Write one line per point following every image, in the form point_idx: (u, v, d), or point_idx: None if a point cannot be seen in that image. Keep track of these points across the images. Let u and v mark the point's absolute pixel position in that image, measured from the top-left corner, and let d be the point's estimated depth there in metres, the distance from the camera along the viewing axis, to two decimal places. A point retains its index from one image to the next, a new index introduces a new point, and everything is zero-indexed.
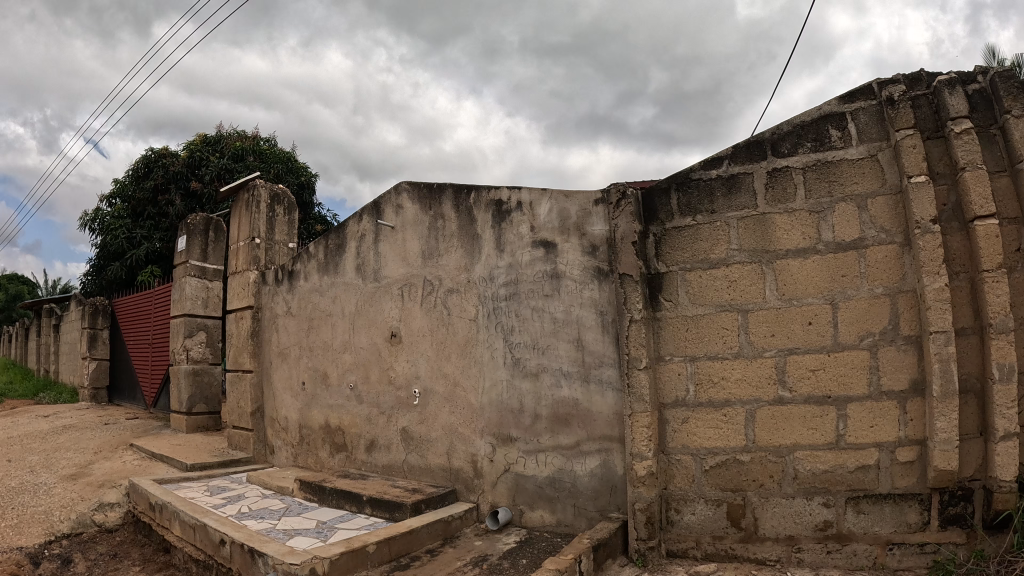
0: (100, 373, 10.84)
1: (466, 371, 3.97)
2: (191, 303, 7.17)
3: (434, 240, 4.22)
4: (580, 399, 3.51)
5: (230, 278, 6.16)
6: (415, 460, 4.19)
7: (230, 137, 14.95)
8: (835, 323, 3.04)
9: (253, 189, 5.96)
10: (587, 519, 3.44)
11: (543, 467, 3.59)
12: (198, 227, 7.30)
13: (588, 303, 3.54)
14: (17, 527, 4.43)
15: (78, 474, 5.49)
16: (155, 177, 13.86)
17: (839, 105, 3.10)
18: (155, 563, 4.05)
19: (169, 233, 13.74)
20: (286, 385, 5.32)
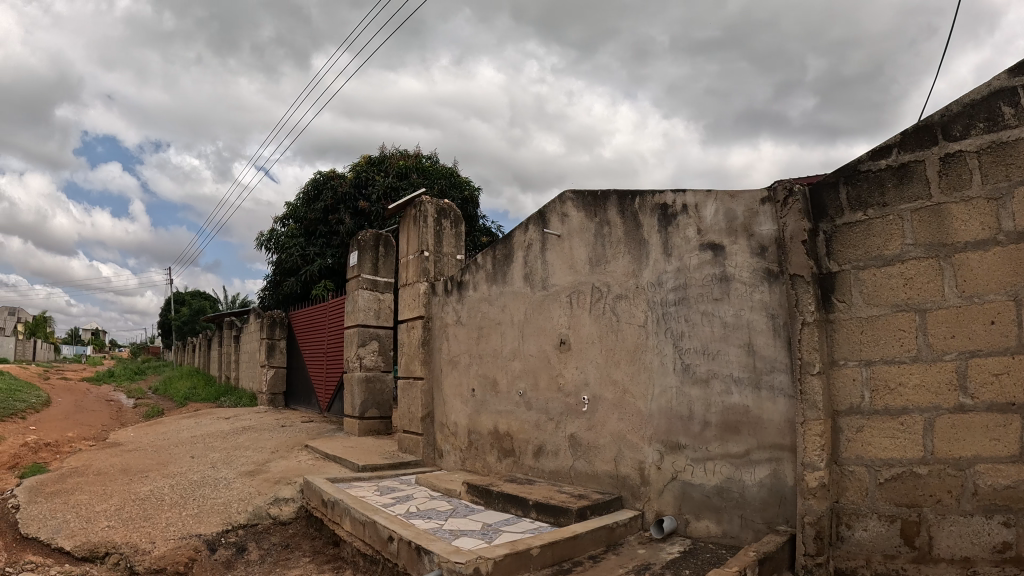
0: (278, 380, 11.59)
1: (635, 377, 3.92)
2: (364, 314, 7.53)
3: (601, 246, 4.21)
4: (751, 406, 3.37)
5: (400, 289, 6.41)
6: (582, 467, 4.19)
7: (394, 156, 15.54)
8: (1019, 322, 2.72)
9: (420, 204, 6.17)
10: (754, 531, 3.30)
11: (710, 475, 3.49)
12: (368, 243, 7.59)
13: (759, 306, 3.41)
14: (199, 516, 4.79)
15: (256, 471, 5.87)
16: (325, 199, 15.04)
17: (1010, 80, 2.78)
18: (324, 555, 4.26)
19: (340, 250, 14.72)
20: (456, 392, 5.46)
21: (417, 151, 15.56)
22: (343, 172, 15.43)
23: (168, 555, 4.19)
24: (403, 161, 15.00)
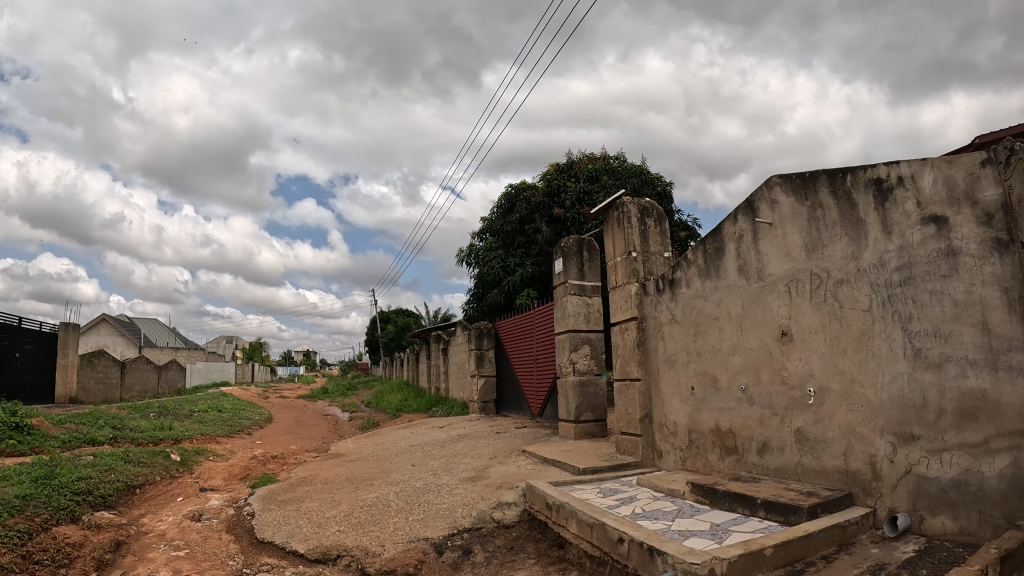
0: (488, 389, 11.99)
1: (863, 366, 3.72)
2: (574, 319, 7.64)
3: (817, 231, 4.07)
4: (989, 389, 3.11)
5: (611, 292, 6.49)
6: (810, 463, 4.02)
7: (582, 161, 16.85)
8: None
9: (622, 206, 6.28)
10: (994, 527, 3.04)
11: (947, 468, 3.24)
12: (572, 249, 7.77)
13: (991, 279, 3.17)
14: (427, 521, 5.14)
15: (477, 476, 6.09)
16: (520, 210, 16.80)
17: None
18: (549, 557, 4.28)
19: (541, 256, 16.39)
20: (675, 391, 5.39)
21: (603, 153, 16.74)
22: (534, 182, 17.03)
23: (398, 557, 4.54)
24: (592, 165, 16.29)
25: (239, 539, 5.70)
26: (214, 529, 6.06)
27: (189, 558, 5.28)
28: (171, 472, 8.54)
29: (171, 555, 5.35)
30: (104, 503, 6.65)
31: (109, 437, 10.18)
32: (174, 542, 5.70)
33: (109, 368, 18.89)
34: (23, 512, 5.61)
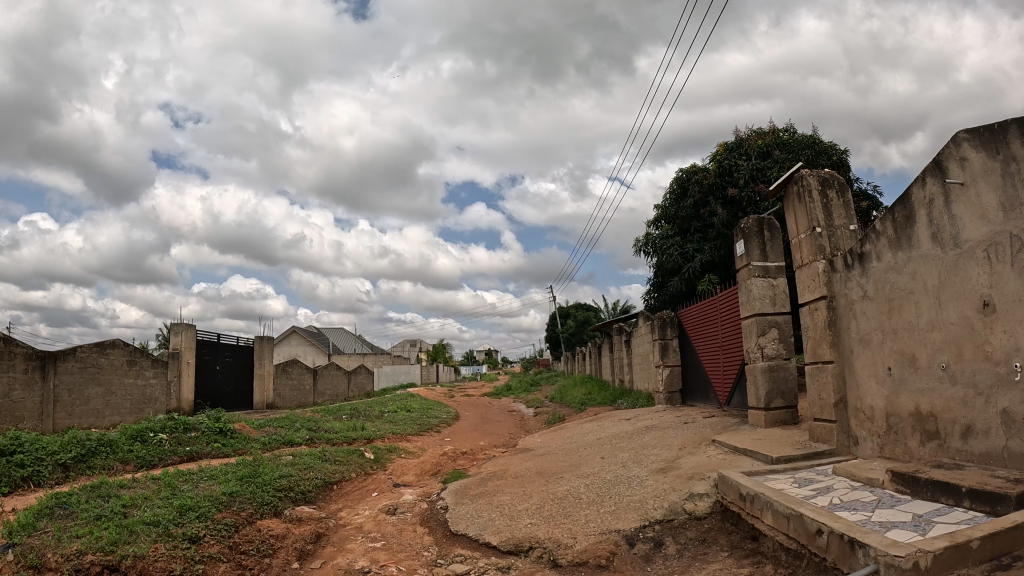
0: (673, 378, 11.85)
1: None
2: (760, 302, 7.40)
3: (1013, 188, 3.72)
4: None
5: (797, 271, 6.20)
6: (1018, 446, 3.68)
7: (752, 137, 16.19)
8: None
9: (801, 179, 6.01)
10: None
11: None
12: (752, 230, 7.51)
13: None
14: (619, 513, 5.17)
15: (667, 467, 6.00)
16: (693, 195, 16.46)
17: None
18: (742, 549, 4.14)
19: (719, 240, 16.01)
20: (871, 372, 5.08)
21: (772, 127, 16.07)
22: (705, 164, 16.59)
23: (590, 549, 4.66)
24: (762, 141, 15.62)
25: (433, 531, 6.02)
26: (408, 522, 6.41)
27: (386, 549, 5.65)
28: (365, 469, 9.12)
29: (368, 546, 5.74)
30: (304, 498, 7.22)
31: (305, 438, 11.02)
32: (371, 534, 6.09)
33: (302, 375, 20.40)
34: (231, 507, 6.21)
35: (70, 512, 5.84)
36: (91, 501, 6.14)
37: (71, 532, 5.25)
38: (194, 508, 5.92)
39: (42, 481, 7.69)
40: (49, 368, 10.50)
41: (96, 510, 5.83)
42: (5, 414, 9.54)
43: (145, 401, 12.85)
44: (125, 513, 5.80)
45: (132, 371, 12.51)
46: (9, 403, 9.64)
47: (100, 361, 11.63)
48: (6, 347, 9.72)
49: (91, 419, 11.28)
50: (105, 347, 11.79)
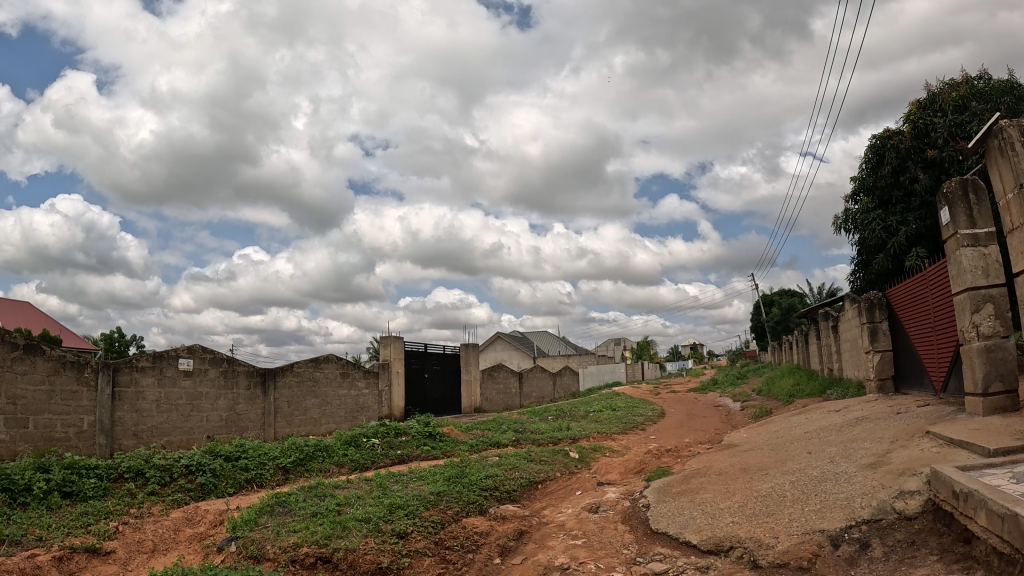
0: (885, 365, 10.98)
1: None
2: (972, 276, 6.68)
3: None
4: None
5: (1008, 235, 5.53)
6: None
7: (945, 90, 14.68)
8: None
9: (1002, 132, 5.37)
10: None
11: None
12: (956, 194, 6.82)
13: None
14: (825, 512, 4.88)
15: (877, 462, 5.57)
16: (889, 162, 15.18)
17: None
18: (952, 553, 3.78)
19: (924, 209, 14.70)
20: None
21: (965, 75, 14.48)
22: (899, 127, 15.24)
23: (793, 549, 4.46)
24: (956, 93, 14.17)
25: (634, 529, 6.00)
26: (610, 520, 6.43)
27: (587, 546, 5.72)
28: (569, 468, 9.26)
29: (569, 543, 5.83)
30: (508, 497, 7.45)
31: (511, 440, 11.38)
32: (573, 532, 6.19)
33: (508, 379, 21.07)
34: (438, 506, 6.56)
35: (288, 509, 6.47)
36: (307, 500, 6.74)
37: (289, 527, 5.86)
38: (404, 506, 6.34)
39: (264, 483, 8.59)
40: (269, 383, 11.65)
41: (313, 508, 6.42)
42: (230, 425, 10.80)
43: (359, 409, 13.88)
44: (338, 510, 6.32)
45: (345, 383, 13.56)
46: (234, 414, 10.90)
47: (316, 374, 12.72)
48: (229, 367, 10.96)
49: (309, 427, 12.39)
50: (320, 362, 12.87)
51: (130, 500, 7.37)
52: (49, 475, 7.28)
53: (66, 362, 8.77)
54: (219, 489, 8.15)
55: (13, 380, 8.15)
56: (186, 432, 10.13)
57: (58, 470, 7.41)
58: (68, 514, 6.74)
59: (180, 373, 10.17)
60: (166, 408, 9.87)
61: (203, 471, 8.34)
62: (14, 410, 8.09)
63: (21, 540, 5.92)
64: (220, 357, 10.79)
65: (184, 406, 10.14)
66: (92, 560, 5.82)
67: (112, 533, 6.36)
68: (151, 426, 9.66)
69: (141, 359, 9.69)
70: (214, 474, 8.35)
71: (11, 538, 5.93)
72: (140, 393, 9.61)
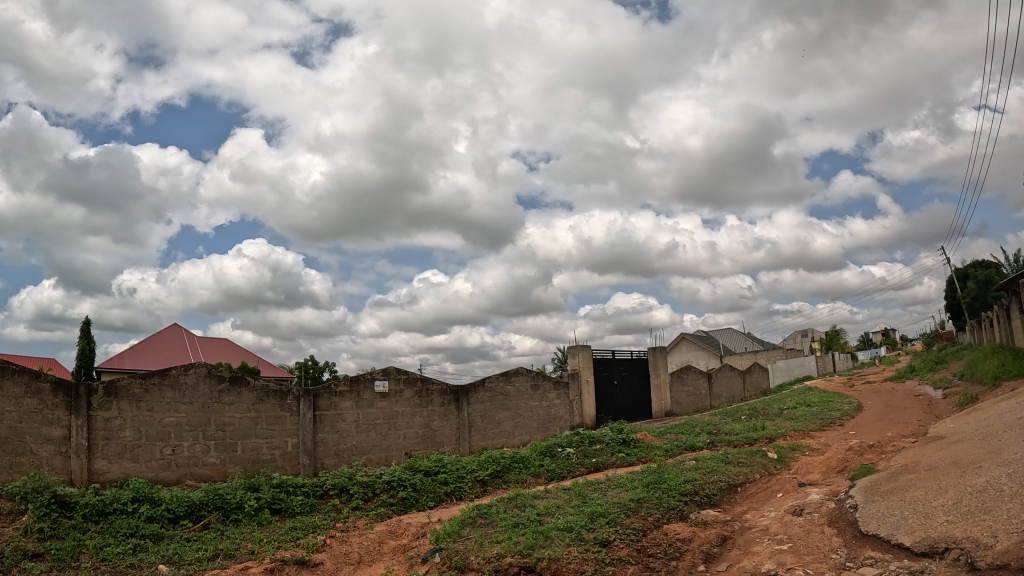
0: None
1: None
2: None
3: None
4: None
5: None
6: None
7: None
8: None
9: None
10: None
11: None
12: None
13: None
14: None
15: None
16: None
17: None
18: None
19: None
20: None
21: None
22: None
23: (1013, 549, 4.11)
24: None
25: (843, 532, 5.73)
26: (815, 523, 6.16)
27: (794, 551, 5.52)
28: (769, 469, 8.96)
29: (775, 549, 5.65)
30: (709, 501, 7.28)
31: (706, 443, 11.18)
32: (778, 536, 5.98)
33: (697, 380, 20.66)
34: (639, 513, 6.57)
35: (489, 520, 6.69)
36: (507, 511, 6.94)
37: (492, 537, 6.08)
38: (604, 514, 6.42)
39: (464, 495, 8.93)
40: (462, 399, 12.02)
41: (513, 518, 6.60)
42: (426, 441, 11.28)
43: (551, 420, 14.07)
44: (539, 520, 6.47)
45: (536, 395, 13.77)
46: (429, 431, 11.37)
47: (507, 389, 13.00)
48: (424, 386, 11.39)
49: (502, 440, 12.72)
50: (511, 375, 13.13)
51: (336, 515, 7.90)
52: (260, 493, 7.94)
53: (269, 391, 9.53)
54: (419, 502, 8.55)
55: (220, 409, 9.06)
56: (385, 449, 10.68)
57: (267, 489, 8.06)
58: (277, 528, 7.32)
59: (377, 395, 10.69)
60: (365, 427, 10.44)
61: (404, 485, 8.77)
62: (223, 436, 9.02)
63: (236, 553, 6.52)
64: (414, 377, 11.23)
65: (382, 425, 10.67)
66: (301, 571, 6.25)
67: (319, 545, 6.82)
68: (351, 445, 10.26)
69: (339, 384, 10.30)
70: (414, 488, 8.77)
71: (228, 552, 6.53)
72: (339, 416, 10.23)
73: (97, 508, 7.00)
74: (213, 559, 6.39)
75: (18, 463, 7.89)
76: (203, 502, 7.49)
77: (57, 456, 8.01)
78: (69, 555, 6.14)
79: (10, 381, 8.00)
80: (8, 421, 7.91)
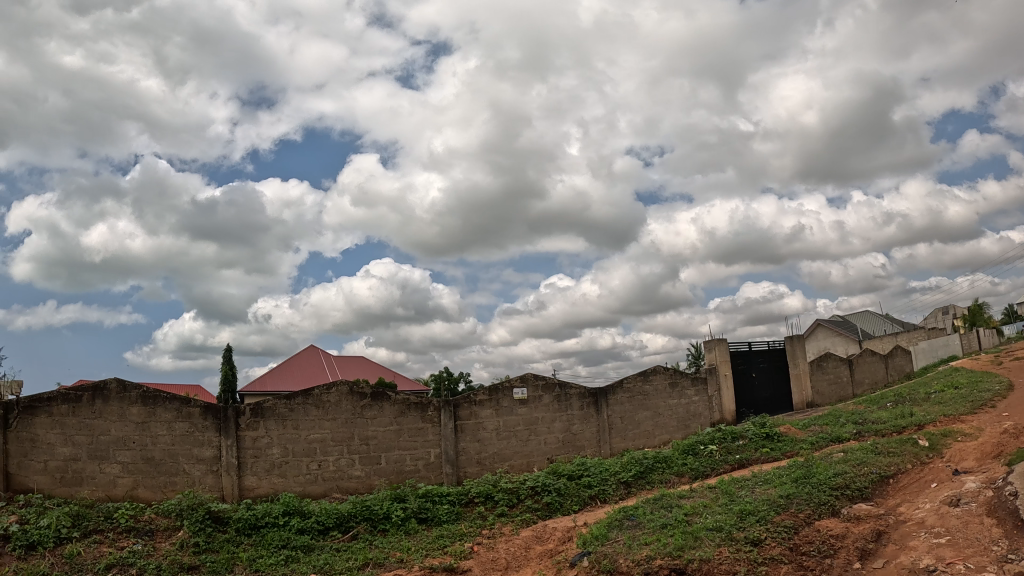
0: None
1: None
2: None
3: None
4: None
5: None
6: None
7: None
8: None
9: None
10: None
11: None
12: None
13: None
14: None
15: None
16: None
17: None
18: None
19: None
20: None
21: None
22: None
23: None
24: None
25: (1004, 522, 5.29)
26: (975, 514, 5.68)
27: (952, 544, 5.16)
28: (922, 459, 8.37)
29: (932, 542, 5.29)
30: (862, 495, 6.86)
31: (853, 433, 10.61)
32: (934, 529, 5.58)
33: (837, 367, 19.60)
34: (789, 510, 6.30)
35: (636, 522, 6.62)
36: (654, 512, 6.84)
37: (641, 539, 6.01)
38: (754, 512, 6.20)
39: (608, 497, 8.87)
40: (601, 401, 11.91)
41: (661, 519, 6.49)
42: (567, 445, 11.27)
43: (690, 417, 13.75)
44: (687, 521, 6.34)
45: (675, 393, 13.49)
46: (570, 435, 11.35)
47: (645, 388, 12.80)
48: (562, 391, 11.36)
49: (642, 440, 12.55)
50: (649, 374, 12.91)
51: (482, 522, 8.04)
52: (406, 503, 8.20)
53: (410, 404, 9.79)
54: (565, 507, 8.57)
55: (364, 423, 9.44)
56: (526, 455, 10.76)
57: (413, 499, 8.30)
58: (425, 537, 7.54)
59: (517, 402, 10.77)
60: (506, 434, 10.56)
61: (548, 490, 8.83)
62: (367, 449, 9.41)
63: (385, 562, 6.76)
64: (552, 382, 11.22)
65: (523, 431, 10.75)
66: None
67: (467, 553, 6.95)
68: (492, 453, 10.41)
69: (478, 394, 10.46)
70: (559, 492, 8.80)
71: (377, 561, 6.78)
72: (480, 424, 10.39)
73: (249, 522, 7.48)
74: (362, 567, 6.66)
75: (173, 482, 8.59)
76: (351, 513, 7.82)
77: (209, 474, 8.68)
78: (224, 567, 6.58)
79: (161, 407, 8.68)
80: (162, 444, 8.61)
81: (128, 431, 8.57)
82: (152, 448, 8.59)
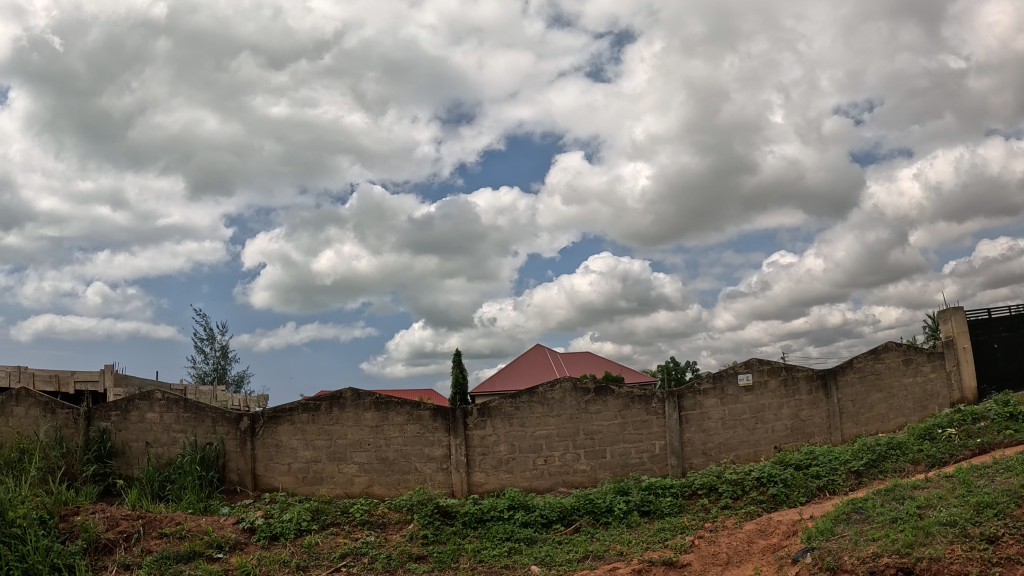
0: None
1: None
2: None
3: None
4: None
5: None
6: None
7: None
8: None
9: None
10: None
11: None
12: None
13: None
14: None
15: None
16: None
17: None
18: None
19: None
20: None
21: None
22: None
23: None
24: None
25: None
26: None
27: None
28: None
29: None
30: None
31: None
32: None
33: None
34: None
35: (866, 515, 6.06)
36: (885, 504, 6.18)
37: (868, 535, 5.53)
38: (990, 505, 5.35)
39: (837, 489, 8.17)
40: (830, 384, 10.96)
41: (891, 513, 5.87)
42: (797, 433, 10.55)
43: (929, 397, 12.28)
44: (919, 515, 5.67)
45: (911, 370, 12.05)
46: (799, 422, 10.60)
47: (878, 367, 11.56)
48: (789, 374, 10.63)
49: (878, 425, 11.41)
50: (881, 352, 11.65)
51: (704, 515, 7.80)
52: (629, 496, 8.17)
53: (634, 397, 9.74)
54: (791, 499, 8.03)
55: (587, 418, 9.60)
56: (754, 444, 10.25)
57: (636, 492, 8.27)
58: (647, 529, 7.46)
59: (742, 389, 10.27)
60: (732, 423, 10.12)
61: (775, 481, 8.33)
62: (592, 444, 9.55)
63: (604, 555, 6.79)
64: (778, 366, 10.53)
65: (750, 420, 10.25)
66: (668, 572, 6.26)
67: (687, 546, 6.77)
68: (719, 443, 10.04)
69: (702, 382, 10.14)
70: (786, 484, 8.27)
71: (597, 553, 6.84)
72: (705, 414, 10.06)
73: (474, 516, 7.90)
74: (582, 559, 6.78)
75: (407, 479, 9.35)
76: (573, 507, 7.97)
77: (439, 472, 9.34)
78: (449, 557, 7.06)
79: (393, 411, 9.45)
80: (395, 445, 9.39)
81: (363, 434, 9.44)
82: (387, 449, 9.39)
